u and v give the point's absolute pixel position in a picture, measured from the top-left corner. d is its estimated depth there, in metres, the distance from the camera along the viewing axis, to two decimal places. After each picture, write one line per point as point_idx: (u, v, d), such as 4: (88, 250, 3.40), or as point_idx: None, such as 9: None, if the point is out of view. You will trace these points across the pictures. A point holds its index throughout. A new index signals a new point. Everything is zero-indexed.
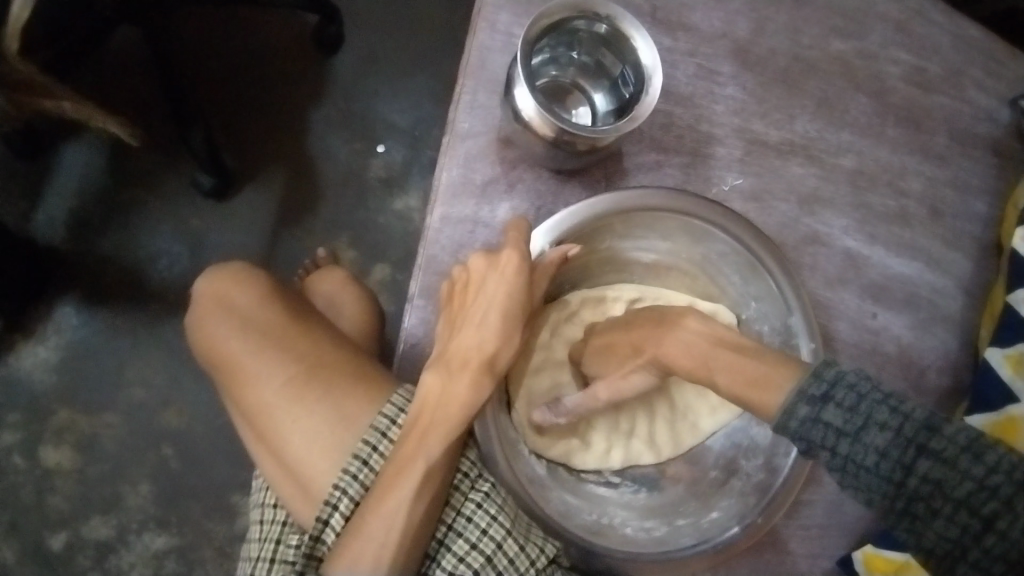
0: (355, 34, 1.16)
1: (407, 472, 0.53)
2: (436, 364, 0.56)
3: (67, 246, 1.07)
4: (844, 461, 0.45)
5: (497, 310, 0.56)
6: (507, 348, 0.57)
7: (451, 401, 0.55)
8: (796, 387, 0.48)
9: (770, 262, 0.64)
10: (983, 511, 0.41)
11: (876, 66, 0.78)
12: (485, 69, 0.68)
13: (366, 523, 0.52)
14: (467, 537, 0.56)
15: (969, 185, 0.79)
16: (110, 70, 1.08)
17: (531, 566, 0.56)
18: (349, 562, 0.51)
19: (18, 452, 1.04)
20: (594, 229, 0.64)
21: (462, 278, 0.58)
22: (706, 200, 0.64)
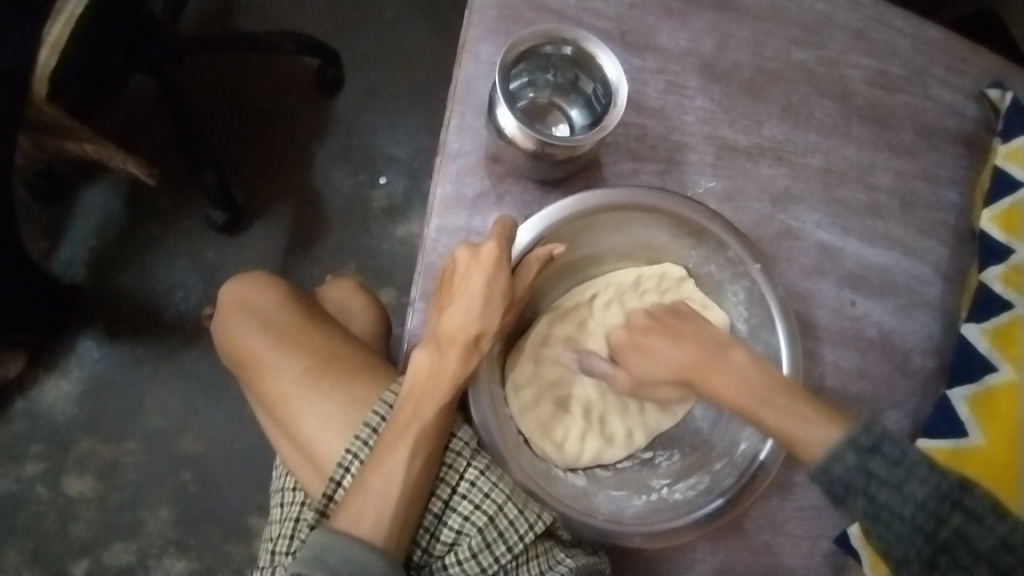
0: (354, 73, 1.24)
1: (405, 435, 0.58)
2: (429, 343, 0.60)
3: (89, 282, 1.13)
4: (827, 460, 0.55)
5: (482, 290, 0.60)
6: (495, 326, 0.61)
7: (443, 372, 0.59)
8: (845, 438, 0.55)
9: (739, 248, 0.68)
10: (998, 563, 0.50)
11: (837, 71, 0.84)
12: (471, 94, 0.74)
13: (366, 483, 0.56)
14: (472, 498, 0.60)
15: (936, 177, 0.84)
16: (129, 116, 1.16)
17: (530, 531, 0.59)
18: (352, 520, 0.55)
19: (43, 483, 1.08)
20: (573, 228, 0.67)
21: (448, 266, 0.62)
22: (675, 196, 0.68)
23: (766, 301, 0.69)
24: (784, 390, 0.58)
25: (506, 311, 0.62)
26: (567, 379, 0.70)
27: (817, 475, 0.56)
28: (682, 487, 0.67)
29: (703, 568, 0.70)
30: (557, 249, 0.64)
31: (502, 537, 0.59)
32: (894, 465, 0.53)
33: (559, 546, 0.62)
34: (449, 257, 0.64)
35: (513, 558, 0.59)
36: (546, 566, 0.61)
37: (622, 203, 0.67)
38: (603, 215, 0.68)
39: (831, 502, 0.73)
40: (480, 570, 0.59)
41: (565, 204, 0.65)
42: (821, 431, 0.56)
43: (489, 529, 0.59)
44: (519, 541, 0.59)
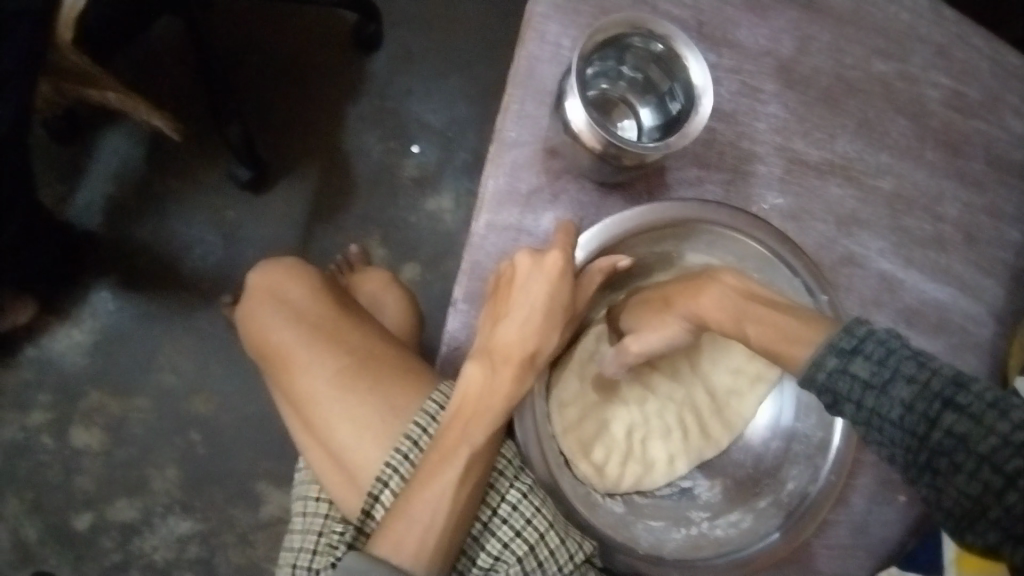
0: (392, 32, 1.17)
1: (452, 458, 0.55)
2: (479, 357, 0.57)
3: (104, 231, 1.09)
4: (868, 412, 0.50)
5: (540, 306, 0.57)
6: (550, 345, 0.58)
7: (494, 392, 0.56)
8: (826, 342, 0.53)
9: (808, 276, 0.64)
10: (1007, 469, 0.44)
11: (918, 89, 0.79)
12: (533, 79, 0.69)
13: (410, 507, 0.54)
14: (512, 524, 0.58)
15: (1003, 213, 0.80)
16: (153, 57, 1.09)
17: (570, 561, 0.58)
18: (393, 546, 0.53)
19: (48, 432, 1.06)
20: (637, 240, 0.63)
21: (506, 272, 0.58)
22: (746, 214, 0.63)
23: None
24: (768, 303, 0.58)
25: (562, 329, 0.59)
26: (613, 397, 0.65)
27: (866, 430, 0.51)
28: (723, 522, 0.64)
29: None
30: (621, 261, 0.60)
31: (541, 566, 0.57)
32: (932, 402, 0.47)
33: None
34: (507, 261, 0.59)
35: None
36: None
37: (691, 218, 0.62)
38: (670, 229, 0.63)
39: (861, 540, 0.71)
40: None
41: (633, 212, 0.60)
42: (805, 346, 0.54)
43: (529, 557, 0.57)
44: (558, 571, 0.57)
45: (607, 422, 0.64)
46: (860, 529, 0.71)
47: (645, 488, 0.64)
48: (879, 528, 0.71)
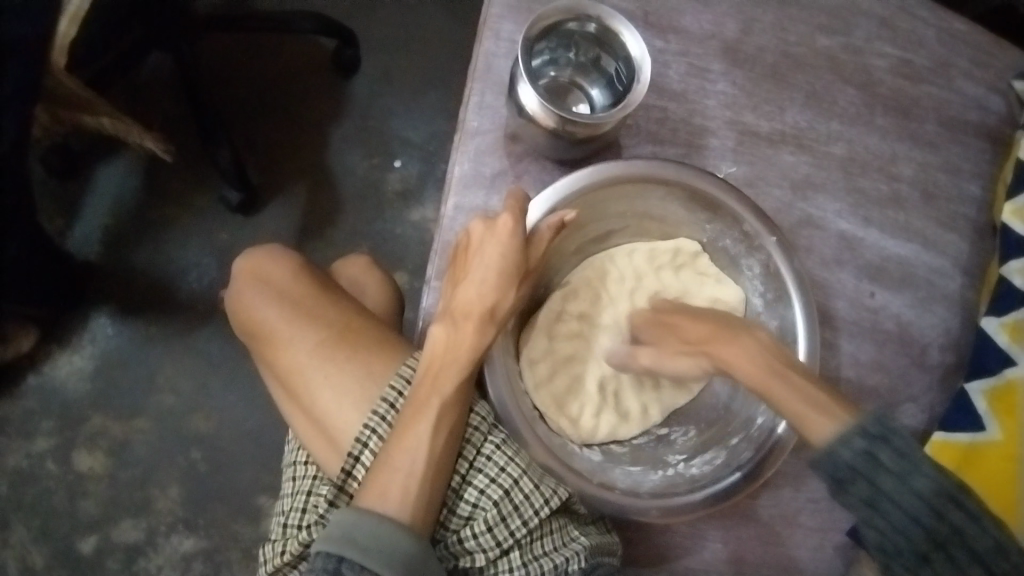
0: (369, 57, 1.23)
1: (425, 412, 0.57)
2: (443, 319, 0.61)
3: (102, 259, 1.13)
4: (881, 495, 0.51)
5: (496, 269, 0.61)
6: (510, 299, 0.62)
7: (460, 347, 0.60)
8: (853, 424, 0.53)
9: (756, 224, 0.68)
10: (995, 568, 0.48)
11: (861, 60, 0.83)
12: (491, 72, 0.73)
13: (390, 460, 0.56)
14: (487, 472, 0.60)
15: (959, 171, 0.83)
16: (145, 93, 1.16)
17: (545, 505, 0.59)
18: (376, 496, 0.55)
19: (53, 458, 1.09)
20: (588, 198, 0.66)
21: (462, 240, 0.63)
22: (689, 167, 0.67)
23: (782, 277, 0.69)
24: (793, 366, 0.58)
25: (520, 285, 0.62)
26: (582, 353, 0.73)
27: (867, 514, 0.52)
28: (699, 460, 0.68)
29: (712, 554, 0.70)
30: (568, 215, 0.62)
31: (517, 511, 0.59)
32: (945, 497, 0.50)
33: (572, 523, 0.62)
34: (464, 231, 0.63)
35: (527, 533, 0.59)
36: (561, 541, 0.61)
37: (637, 175, 0.65)
38: (618, 188, 0.67)
39: None
40: (496, 543, 0.58)
41: (580, 176, 0.64)
42: (828, 426, 0.54)
43: (504, 502, 0.59)
44: (534, 515, 0.59)
45: (578, 378, 0.72)
46: None
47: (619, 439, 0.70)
48: None
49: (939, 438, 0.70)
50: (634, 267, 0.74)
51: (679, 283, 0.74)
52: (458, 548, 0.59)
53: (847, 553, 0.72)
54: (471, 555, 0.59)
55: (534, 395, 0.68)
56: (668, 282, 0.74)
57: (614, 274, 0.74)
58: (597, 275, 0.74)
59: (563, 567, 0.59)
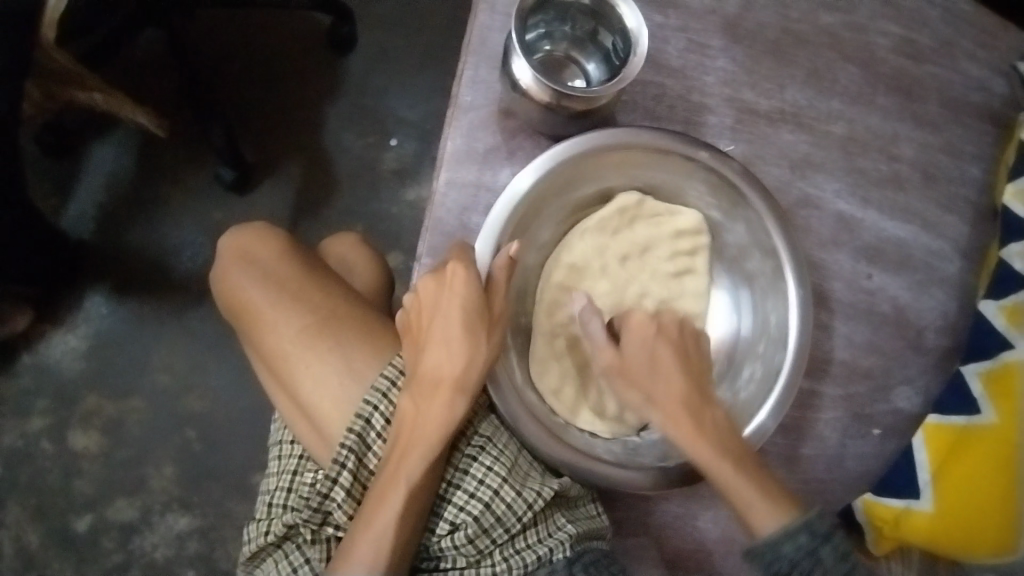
0: (365, 34, 1.21)
1: (395, 488, 0.57)
2: (409, 389, 0.59)
3: (95, 239, 1.12)
4: (841, 522, 0.55)
5: (456, 326, 0.60)
6: (481, 355, 0.60)
7: (427, 425, 0.58)
8: (794, 519, 0.57)
9: (753, 195, 0.68)
10: None
11: (863, 39, 0.81)
12: (485, 46, 0.71)
13: (355, 550, 0.56)
14: (465, 487, 0.61)
15: (961, 152, 0.81)
16: (139, 69, 1.14)
17: (528, 509, 0.60)
18: (346, 567, 0.56)
19: (48, 438, 1.09)
20: (582, 167, 0.67)
21: (413, 303, 0.62)
22: (683, 135, 0.67)
23: (777, 252, 0.69)
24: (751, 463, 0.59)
25: (488, 335, 0.61)
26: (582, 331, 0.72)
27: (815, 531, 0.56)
28: None
29: (705, 535, 0.70)
30: (514, 250, 0.61)
31: (499, 521, 0.59)
32: None
33: (559, 512, 0.63)
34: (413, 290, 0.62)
35: (509, 537, 0.60)
36: (545, 532, 0.61)
37: (632, 143, 0.66)
38: (615, 154, 0.68)
39: (836, 475, 0.75)
40: (477, 551, 0.60)
41: (568, 146, 0.64)
42: (773, 522, 0.57)
43: (486, 516, 0.59)
44: (517, 522, 0.60)
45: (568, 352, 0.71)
46: (837, 463, 0.75)
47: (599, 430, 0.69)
48: (855, 464, 0.75)
49: (934, 422, 0.70)
50: (610, 221, 0.72)
51: (649, 233, 0.73)
52: (439, 545, 0.61)
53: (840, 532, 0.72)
54: (450, 552, 0.61)
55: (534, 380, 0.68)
56: (639, 234, 0.73)
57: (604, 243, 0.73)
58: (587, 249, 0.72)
59: (546, 557, 0.60)
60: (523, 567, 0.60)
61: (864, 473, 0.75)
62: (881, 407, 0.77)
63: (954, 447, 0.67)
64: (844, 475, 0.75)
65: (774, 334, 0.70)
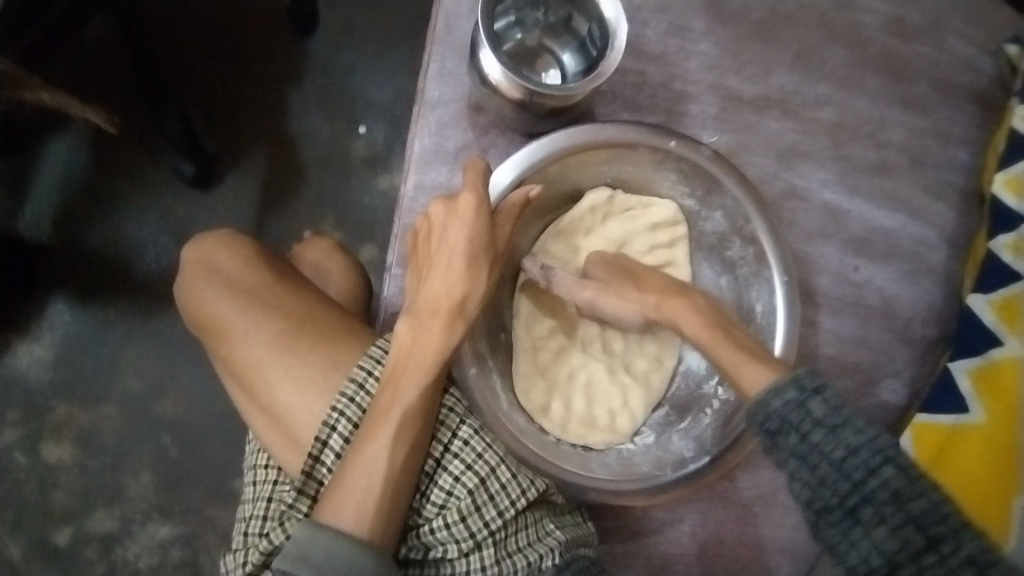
0: (330, 16, 1.15)
1: (388, 420, 0.55)
2: (409, 314, 0.58)
3: (54, 242, 1.07)
4: (811, 448, 0.48)
5: (461, 255, 0.59)
6: (478, 291, 0.60)
7: (426, 346, 0.57)
8: (775, 382, 0.53)
9: (736, 188, 0.65)
10: (930, 531, 0.44)
11: (851, 17, 0.77)
12: (452, 36, 0.67)
13: (347, 476, 0.54)
14: (462, 457, 0.58)
15: (952, 135, 0.78)
16: (92, 60, 1.08)
17: (521, 496, 0.57)
18: (333, 512, 0.53)
19: (19, 450, 1.05)
20: (552, 168, 0.64)
21: (425, 224, 0.60)
22: (656, 130, 0.63)
23: (765, 253, 0.65)
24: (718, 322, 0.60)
25: (489, 271, 0.60)
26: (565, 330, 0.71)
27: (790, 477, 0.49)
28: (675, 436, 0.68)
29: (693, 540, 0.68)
30: (532, 192, 0.61)
31: (492, 501, 0.57)
32: (877, 454, 0.47)
33: (548, 517, 0.61)
34: (423, 217, 0.61)
35: (504, 522, 0.57)
36: (535, 536, 0.58)
37: (602, 141, 0.63)
38: (585, 154, 0.65)
39: None
40: (469, 534, 0.56)
41: (534, 149, 0.62)
42: (764, 376, 0.54)
43: (479, 491, 0.56)
44: (509, 507, 0.57)
45: (550, 367, 0.69)
46: None
47: (591, 442, 0.66)
48: None
49: (921, 419, 0.68)
50: (583, 218, 0.70)
51: (621, 228, 0.71)
52: (429, 538, 0.57)
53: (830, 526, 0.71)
54: (442, 545, 0.57)
55: (520, 399, 0.66)
56: (612, 231, 0.71)
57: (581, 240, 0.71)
58: (563, 248, 0.70)
59: (537, 565, 0.57)
60: (515, 573, 0.56)
61: None
62: (870, 401, 0.75)
63: (944, 447, 0.65)
64: None
65: (761, 321, 0.66)
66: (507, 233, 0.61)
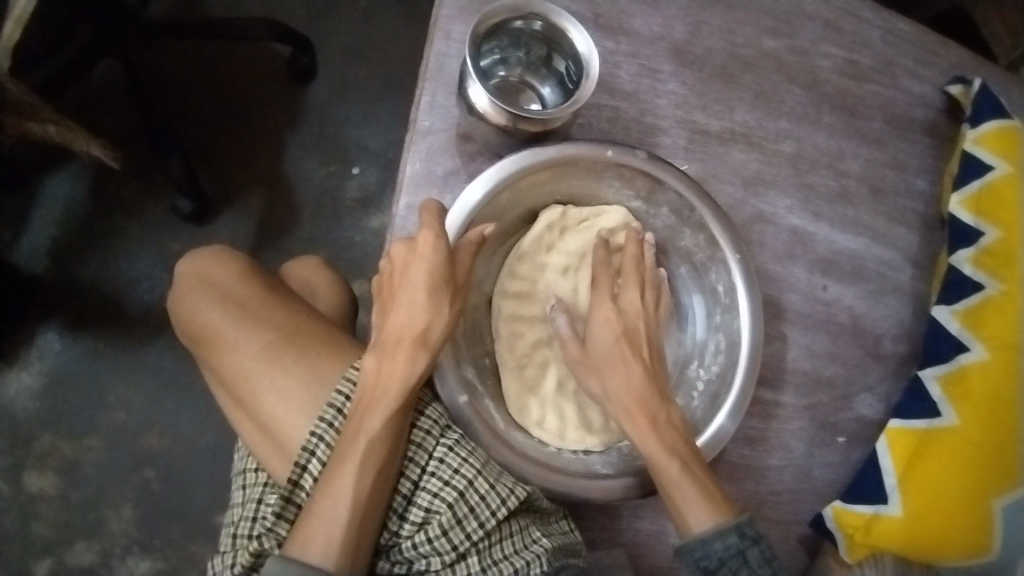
0: (327, 65, 1.23)
1: (354, 452, 0.55)
2: (375, 348, 0.59)
3: (50, 273, 1.09)
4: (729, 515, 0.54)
5: (422, 289, 0.58)
6: (442, 320, 0.59)
7: (390, 380, 0.57)
8: (715, 526, 0.59)
9: (693, 197, 0.68)
10: None
11: (807, 61, 0.85)
12: (442, 73, 0.73)
13: (318, 507, 0.55)
14: (440, 475, 0.59)
15: (907, 167, 0.86)
16: (97, 101, 1.14)
17: (502, 506, 0.59)
18: (301, 546, 0.53)
19: (0, 481, 1.04)
20: (503, 198, 0.66)
21: (388, 267, 0.61)
22: (594, 142, 0.66)
23: (719, 243, 0.70)
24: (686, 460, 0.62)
25: (451, 300, 0.60)
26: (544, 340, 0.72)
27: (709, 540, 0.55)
28: None
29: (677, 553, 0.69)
30: (487, 229, 0.62)
31: (473, 513, 0.58)
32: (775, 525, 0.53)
33: (535, 524, 0.62)
34: (387, 257, 0.61)
35: (485, 533, 0.59)
36: (521, 544, 0.61)
37: (550, 161, 0.65)
38: (534, 175, 0.67)
39: (804, 485, 0.76)
40: (452, 547, 0.58)
41: (486, 178, 0.63)
42: (706, 520, 0.60)
43: (459, 505, 0.58)
44: (490, 517, 0.59)
45: (537, 382, 0.70)
46: (805, 473, 0.76)
47: (591, 446, 0.68)
48: (822, 473, 0.76)
49: (895, 426, 0.73)
50: (540, 238, 0.71)
51: (580, 241, 0.72)
52: (412, 553, 0.59)
53: (807, 542, 0.76)
54: (425, 559, 0.59)
55: (512, 416, 0.67)
56: (571, 244, 0.72)
57: (546, 258, 0.72)
58: (525, 264, 0.72)
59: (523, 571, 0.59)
60: None
61: (832, 480, 0.76)
62: (844, 415, 0.78)
63: (917, 450, 0.70)
64: (812, 485, 0.76)
65: (725, 300, 0.71)
66: (467, 268, 0.61)
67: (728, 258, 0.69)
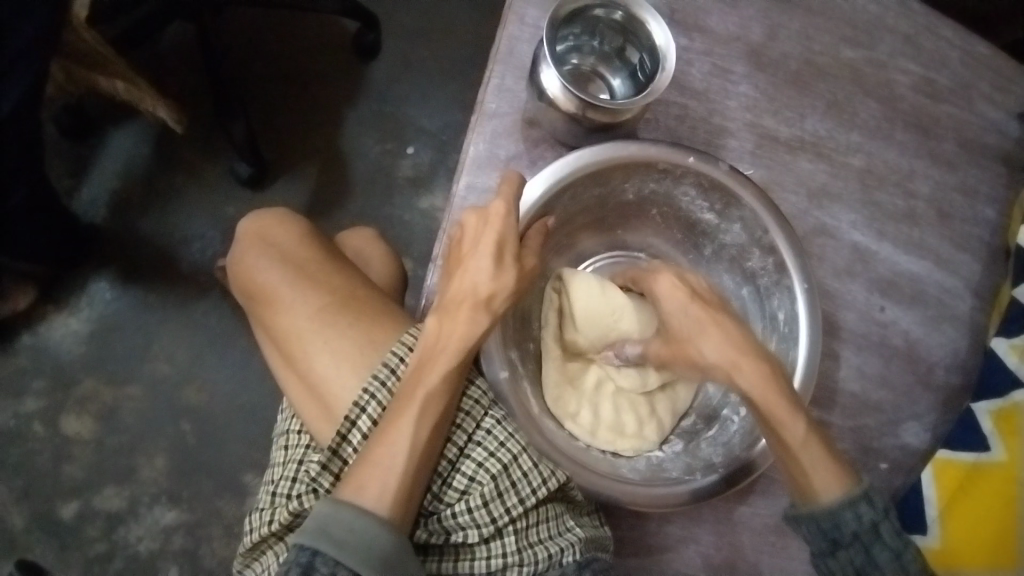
0: (390, 43, 1.23)
1: (411, 404, 0.56)
2: (438, 308, 0.59)
3: (107, 224, 1.13)
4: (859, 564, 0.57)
5: (489, 252, 0.58)
6: (506, 287, 0.58)
7: (451, 337, 0.57)
8: (841, 497, 0.58)
9: (770, 220, 0.67)
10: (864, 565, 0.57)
11: (885, 74, 0.82)
12: (513, 56, 0.72)
13: (373, 455, 0.55)
14: (485, 445, 0.60)
15: (977, 193, 0.82)
16: (164, 59, 1.16)
17: (543, 485, 0.60)
18: (354, 490, 0.54)
19: (41, 420, 1.07)
20: (576, 187, 0.66)
21: (456, 233, 0.60)
22: (672, 146, 0.66)
23: (787, 267, 0.68)
24: (782, 395, 0.58)
25: (517, 269, 0.59)
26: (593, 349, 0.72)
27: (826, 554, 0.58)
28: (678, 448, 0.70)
29: (705, 559, 0.68)
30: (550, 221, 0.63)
31: (514, 487, 0.59)
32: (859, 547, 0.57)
33: (568, 513, 0.63)
34: (457, 223, 0.61)
35: (523, 511, 0.59)
36: (556, 530, 0.61)
37: (626, 158, 0.65)
38: (608, 170, 0.66)
39: None
40: (491, 519, 0.58)
41: (564, 164, 0.63)
42: (835, 489, 0.58)
43: (502, 477, 0.59)
44: (531, 494, 0.59)
45: (577, 375, 0.70)
46: None
47: (620, 450, 0.67)
48: None
49: (944, 456, 0.71)
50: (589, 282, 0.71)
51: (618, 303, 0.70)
52: (451, 522, 0.58)
53: None
54: (463, 530, 0.58)
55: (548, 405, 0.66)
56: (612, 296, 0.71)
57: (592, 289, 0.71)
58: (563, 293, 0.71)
59: (557, 557, 0.59)
60: (535, 563, 0.58)
61: None
62: (889, 441, 0.76)
63: (964, 483, 0.68)
64: None
65: (784, 328, 0.69)
66: (534, 246, 0.61)
67: (795, 285, 0.67)
